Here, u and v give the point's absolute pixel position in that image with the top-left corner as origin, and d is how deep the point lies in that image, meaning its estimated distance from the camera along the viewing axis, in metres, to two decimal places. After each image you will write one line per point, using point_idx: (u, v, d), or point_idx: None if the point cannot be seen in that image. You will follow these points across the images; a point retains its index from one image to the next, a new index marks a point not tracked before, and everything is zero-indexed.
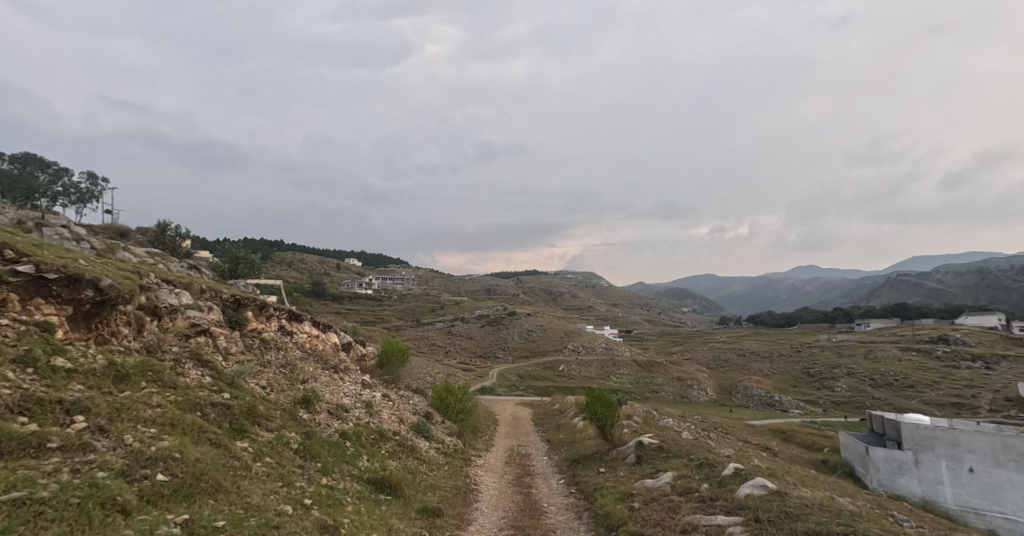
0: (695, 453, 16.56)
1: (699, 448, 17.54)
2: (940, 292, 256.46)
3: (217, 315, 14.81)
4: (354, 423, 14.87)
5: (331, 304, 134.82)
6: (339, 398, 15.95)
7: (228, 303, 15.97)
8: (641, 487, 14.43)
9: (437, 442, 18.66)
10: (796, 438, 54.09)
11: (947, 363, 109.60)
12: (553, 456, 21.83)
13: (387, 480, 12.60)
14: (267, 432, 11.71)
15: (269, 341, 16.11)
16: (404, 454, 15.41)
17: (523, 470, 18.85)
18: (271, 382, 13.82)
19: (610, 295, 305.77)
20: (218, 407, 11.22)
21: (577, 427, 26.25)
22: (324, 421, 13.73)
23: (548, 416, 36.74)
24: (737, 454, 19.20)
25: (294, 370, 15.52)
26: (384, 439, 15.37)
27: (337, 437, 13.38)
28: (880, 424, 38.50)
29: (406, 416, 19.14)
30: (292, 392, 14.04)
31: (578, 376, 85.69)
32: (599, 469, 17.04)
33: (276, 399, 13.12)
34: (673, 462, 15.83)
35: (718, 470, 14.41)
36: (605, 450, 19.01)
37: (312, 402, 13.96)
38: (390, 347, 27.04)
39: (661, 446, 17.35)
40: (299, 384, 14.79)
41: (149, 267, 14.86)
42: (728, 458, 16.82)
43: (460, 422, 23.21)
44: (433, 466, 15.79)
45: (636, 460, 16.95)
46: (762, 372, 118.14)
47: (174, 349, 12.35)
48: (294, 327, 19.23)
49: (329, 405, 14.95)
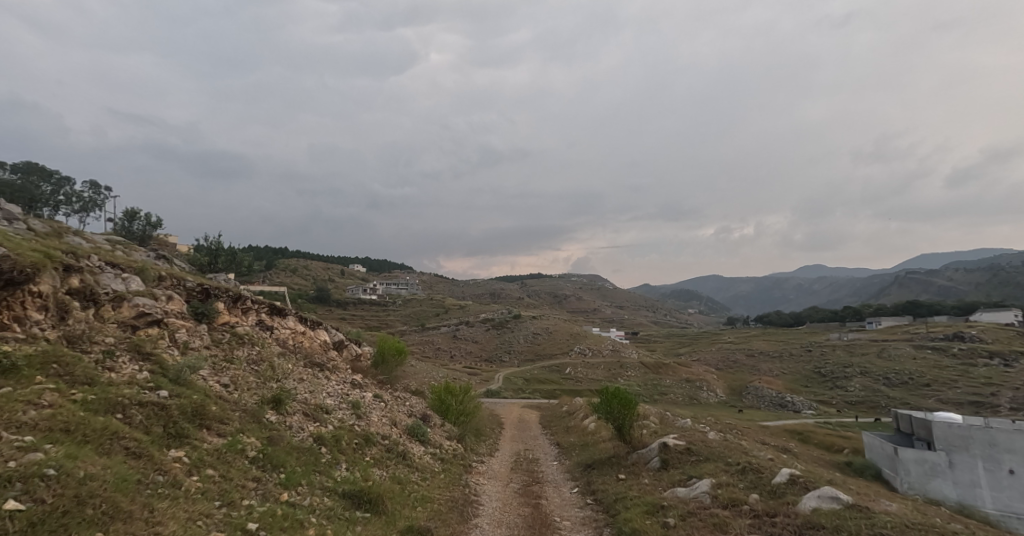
0: (731, 455, 14.68)
1: (733, 450, 15.64)
2: (950, 290, 252.72)
3: (177, 306, 13.13)
4: (335, 426, 13.10)
5: (335, 310, 133.32)
6: (321, 398, 14.18)
7: (196, 295, 14.26)
8: (672, 498, 12.56)
9: (434, 447, 16.89)
10: (814, 439, 51.99)
11: (963, 361, 106.94)
12: (564, 461, 20.02)
13: (367, 493, 10.77)
14: (216, 436, 9.96)
15: (243, 336, 14.36)
16: (393, 461, 13.58)
17: (530, 478, 17.01)
18: (235, 379, 12.11)
19: (616, 296, 303.88)
20: (146, 408, 9.47)
21: (588, 429, 24.44)
22: (296, 424, 11.98)
23: (556, 419, 34.91)
24: (771, 456, 17.37)
25: (268, 367, 13.75)
26: (371, 444, 13.59)
27: (311, 442, 11.60)
28: (907, 423, 36.49)
29: (399, 418, 17.40)
30: (261, 391, 12.30)
31: (585, 378, 83.73)
32: (619, 476, 15.17)
33: (237, 399, 11.39)
34: (708, 467, 13.93)
35: (771, 477, 12.55)
36: (624, 453, 17.12)
37: (283, 402, 12.20)
38: (385, 345, 25.36)
39: (689, 449, 15.46)
40: (271, 382, 13.05)
41: (95, 251, 13.13)
42: (769, 461, 14.93)
43: (461, 425, 21.52)
44: (427, 475, 13.91)
45: (661, 465, 15.06)
46: (773, 373, 115.57)
47: (107, 340, 10.69)
48: (276, 322, 17.49)
49: (307, 406, 13.18)
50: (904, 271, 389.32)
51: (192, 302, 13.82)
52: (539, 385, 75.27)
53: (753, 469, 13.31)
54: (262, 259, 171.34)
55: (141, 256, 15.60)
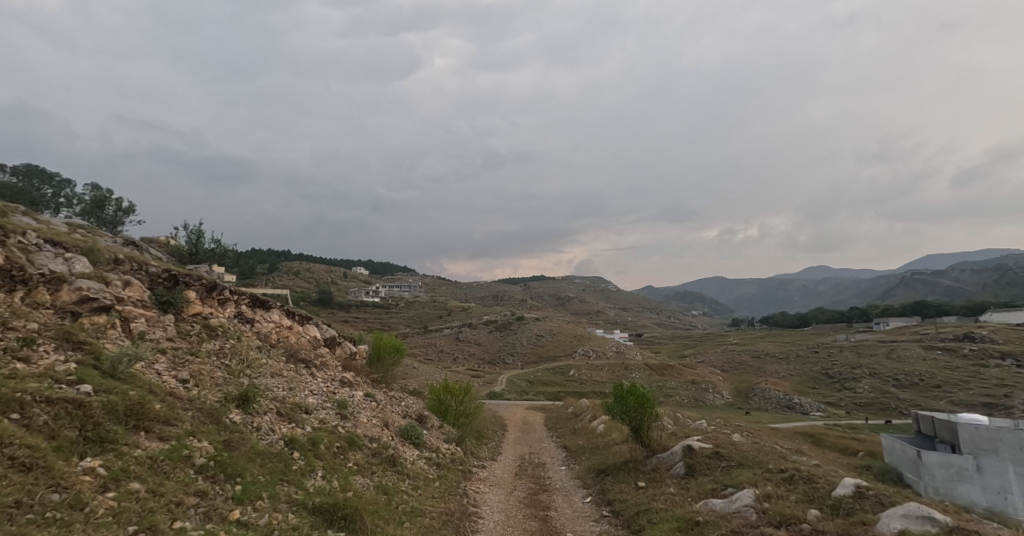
0: (770, 462, 13.26)
1: (767, 454, 14.19)
2: (957, 291, 250.06)
3: (136, 293, 11.98)
4: (314, 427, 11.72)
5: (337, 313, 132.08)
6: (302, 396, 12.79)
7: (163, 281, 13.02)
8: (708, 512, 11.15)
9: (430, 451, 15.42)
10: (826, 441, 50.43)
11: (975, 362, 104.85)
12: (573, 465, 18.52)
13: (342, 506, 9.34)
14: (155, 441, 8.66)
15: (215, 327, 13.04)
16: (381, 467, 12.13)
17: (537, 485, 15.48)
18: (193, 373, 10.85)
19: (620, 299, 302.08)
20: (56, 405, 8.16)
21: (598, 431, 22.89)
22: (265, 425, 10.67)
23: (561, 420, 33.45)
24: (804, 459, 15.87)
25: (240, 361, 12.35)
26: (356, 447, 12.18)
27: (280, 447, 10.27)
28: (929, 425, 34.80)
29: (393, 418, 15.95)
30: (225, 387, 11.00)
31: (589, 380, 82.09)
32: (637, 484, 13.69)
33: (190, 397, 10.10)
34: (745, 474, 12.53)
35: (828, 492, 11.12)
36: (641, 458, 15.61)
37: (251, 400, 10.90)
38: (382, 342, 23.97)
39: (718, 452, 13.98)
40: (239, 376, 11.70)
41: (37, 231, 11.85)
42: (811, 467, 13.44)
43: (461, 427, 20.10)
44: (419, 484, 12.41)
45: (686, 472, 13.56)
46: (779, 375, 113.69)
47: (31, 328, 9.46)
48: (259, 315, 16.10)
49: (281, 404, 11.82)
50: (910, 272, 386.41)
51: (156, 288, 12.58)
52: (543, 387, 73.72)
53: (803, 479, 11.88)
54: (264, 262, 169.92)
55: (105, 241, 14.37)
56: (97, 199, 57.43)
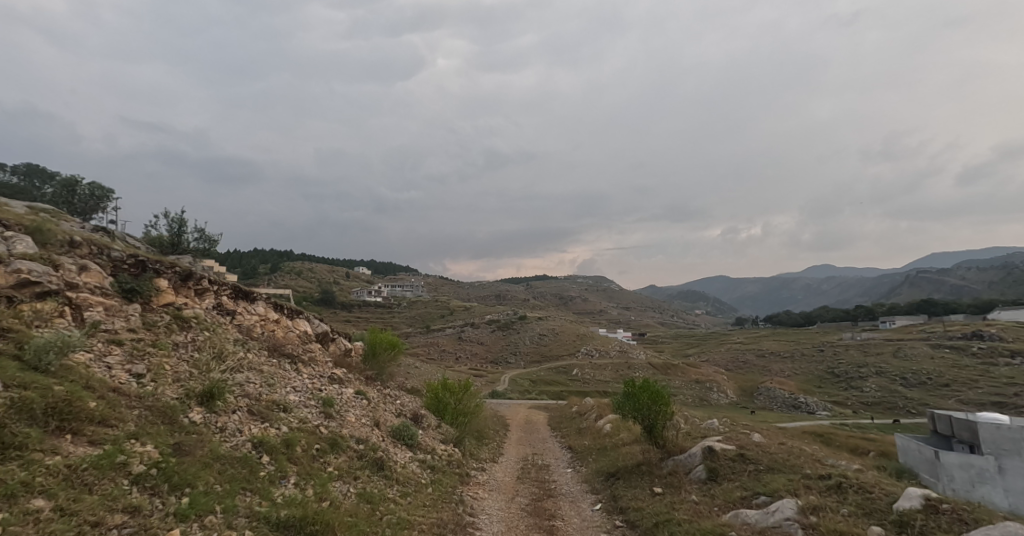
0: (806, 467, 12.22)
1: (797, 458, 13.05)
2: (963, 289, 247.28)
3: (94, 280, 11.32)
4: (288, 426, 10.86)
5: (339, 312, 131.04)
6: (279, 393, 11.92)
7: (129, 267, 12.34)
8: (740, 526, 10.17)
9: (425, 453, 14.34)
10: (835, 440, 49.28)
11: (983, 360, 103.37)
12: (579, 468, 17.38)
13: (310, 521, 8.42)
14: (84, 446, 7.78)
15: (186, 317, 12.28)
16: (366, 472, 11.12)
17: (541, 490, 14.39)
18: (148, 367, 10.11)
19: (623, 298, 300.77)
20: None
21: (604, 431, 21.80)
22: (231, 425, 9.91)
23: (565, 420, 32.25)
24: (839, 462, 14.67)
25: (211, 354, 11.58)
26: (339, 449, 11.26)
27: (246, 451, 9.47)
28: (946, 424, 33.53)
29: (385, 418, 14.89)
30: (188, 384, 10.26)
31: (593, 380, 80.75)
32: (653, 490, 12.68)
33: (139, 395, 9.33)
34: (778, 480, 11.51)
35: (887, 505, 10.06)
36: (656, 460, 14.53)
37: (216, 397, 10.16)
38: (377, 338, 22.89)
39: (742, 455, 12.92)
40: (204, 371, 10.93)
41: None
42: (850, 473, 12.26)
43: (460, 426, 19.02)
44: (409, 491, 11.31)
45: (708, 476, 12.56)
46: (785, 374, 112.12)
47: None
48: (242, 307, 15.10)
49: (251, 400, 11.00)
50: (915, 270, 383.01)
51: (119, 274, 11.92)
52: (546, 386, 72.62)
53: (852, 489, 10.80)
54: (265, 263, 168.71)
55: (70, 225, 13.70)
56: (66, 183, 55.16)
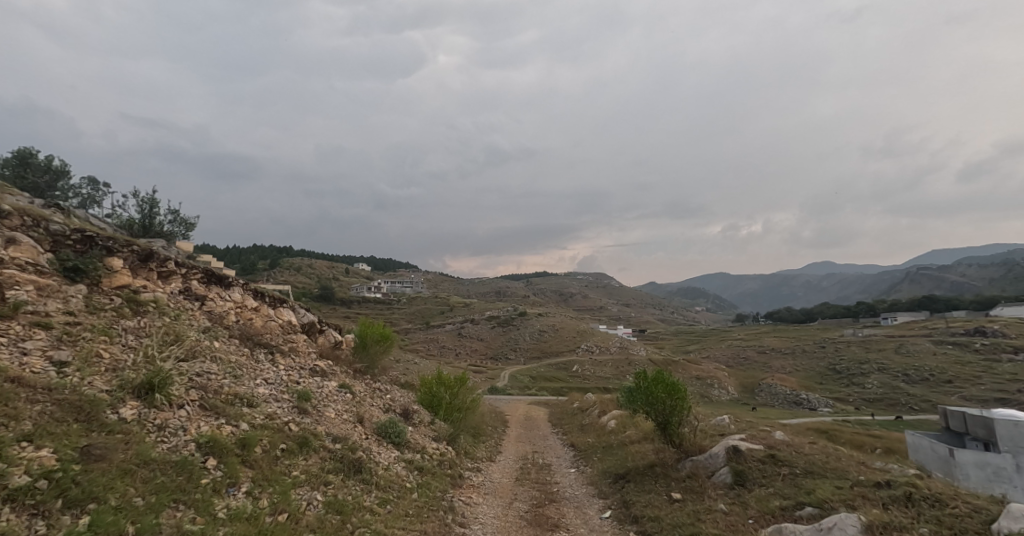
0: (853, 472, 11.23)
1: (839, 462, 11.95)
2: (963, 285, 245.64)
3: (27, 255, 10.87)
4: (243, 423, 10.28)
5: (338, 308, 129.72)
6: (237, 386, 11.38)
7: (73, 244, 12.02)
8: None
9: (414, 452, 13.21)
10: (840, 438, 48.09)
11: (986, 356, 102.11)
12: (583, 468, 16.16)
13: None
14: None
15: (139, 303, 11.91)
16: (337, 477, 10.35)
17: (542, 494, 13.19)
18: (73, 354, 9.64)
19: (623, 294, 299.16)
20: None
21: (608, 428, 20.64)
22: (174, 423, 9.39)
23: (565, 416, 31.06)
24: (883, 465, 13.73)
25: (158, 342, 11.19)
26: (308, 449, 10.68)
27: (184, 454, 8.87)
28: (959, 422, 31.93)
29: (371, 414, 13.87)
30: (125, 376, 9.83)
31: (593, 376, 79.49)
32: (671, 497, 11.69)
33: (55, 386, 8.79)
34: (823, 489, 10.47)
35: (984, 526, 8.85)
36: (672, 461, 13.48)
37: (156, 388, 9.72)
38: (368, 330, 21.56)
39: (773, 457, 12.01)
40: (145, 360, 10.51)
41: None
42: (896, 479, 11.11)
43: (453, 422, 17.81)
44: (390, 498, 10.49)
45: (734, 480, 11.58)
46: (786, 371, 111.08)
47: None
48: (216, 293, 14.35)
49: (199, 391, 10.52)
50: (915, 267, 381.36)
51: (60, 251, 11.56)
52: (546, 383, 71.38)
53: (925, 502, 9.76)
54: (265, 259, 167.66)
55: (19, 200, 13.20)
56: None
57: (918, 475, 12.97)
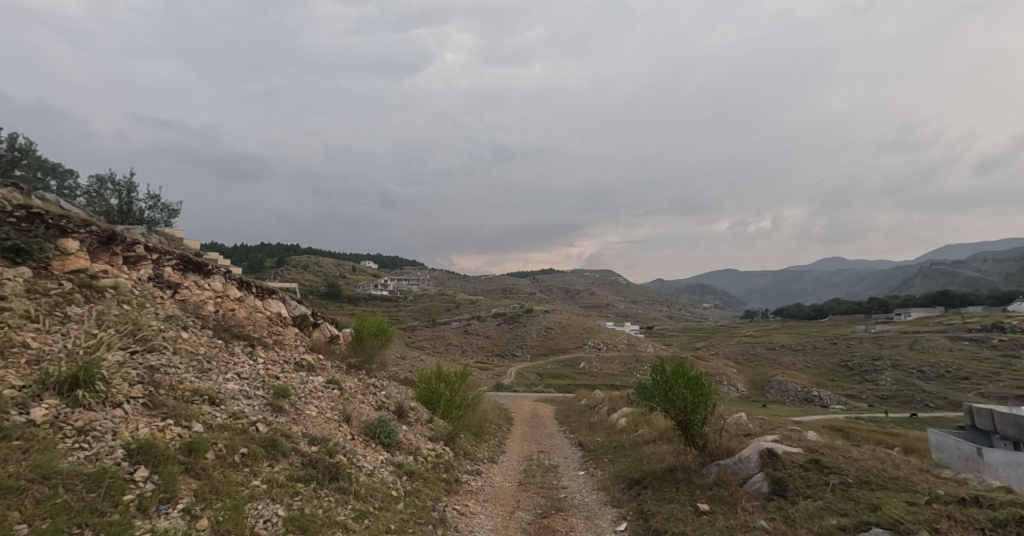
0: (922, 486, 9.96)
1: (893, 472, 10.71)
2: (979, 281, 241.44)
3: None
4: (189, 422, 9.38)
5: (344, 306, 129.24)
6: (193, 380, 10.51)
7: (15, 222, 11.18)
8: None
9: (406, 455, 12.15)
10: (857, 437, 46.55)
11: (1004, 352, 99.74)
12: (593, 471, 15.01)
13: None
14: None
15: (90, 289, 11.15)
16: (305, 486, 9.36)
17: (547, 501, 12.06)
18: None
19: (631, 291, 297.31)
20: None
21: (619, 426, 19.47)
22: (105, 425, 8.55)
23: (572, 414, 29.85)
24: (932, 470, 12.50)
25: (101, 331, 10.38)
26: (276, 454, 9.74)
27: (107, 462, 7.99)
28: (986, 420, 30.20)
29: (360, 412, 12.88)
30: (50, 368, 9.01)
31: (601, 373, 78.29)
32: (697, 508, 10.53)
33: None
34: (892, 506, 9.19)
35: None
36: (696, 466, 12.35)
37: (84, 383, 8.91)
38: (363, 323, 20.43)
39: (816, 463, 10.83)
40: (82, 351, 9.71)
41: None
42: (967, 493, 9.82)
43: (453, 420, 16.73)
44: (369, 510, 9.48)
45: (772, 489, 10.44)
46: (797, 367, 109.24)
47: None
48: (193, 283, 13.60)
49: (141, 385, 9.68)
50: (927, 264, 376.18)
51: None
52: (552, 380, 70.26)
53: None
54: (272, 257, 167.74)
55: None
56: None
57: (968, 485, 11.73)
